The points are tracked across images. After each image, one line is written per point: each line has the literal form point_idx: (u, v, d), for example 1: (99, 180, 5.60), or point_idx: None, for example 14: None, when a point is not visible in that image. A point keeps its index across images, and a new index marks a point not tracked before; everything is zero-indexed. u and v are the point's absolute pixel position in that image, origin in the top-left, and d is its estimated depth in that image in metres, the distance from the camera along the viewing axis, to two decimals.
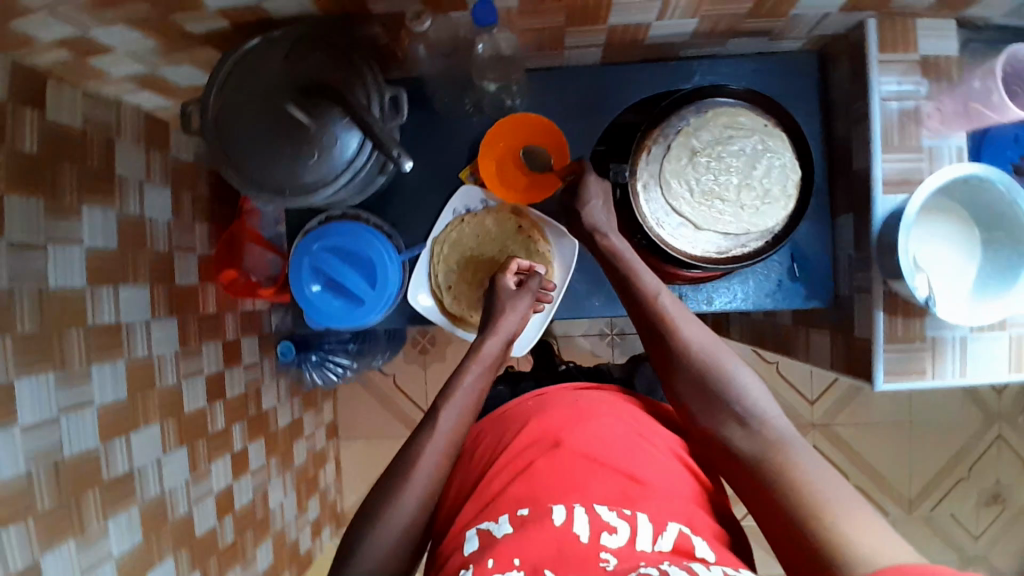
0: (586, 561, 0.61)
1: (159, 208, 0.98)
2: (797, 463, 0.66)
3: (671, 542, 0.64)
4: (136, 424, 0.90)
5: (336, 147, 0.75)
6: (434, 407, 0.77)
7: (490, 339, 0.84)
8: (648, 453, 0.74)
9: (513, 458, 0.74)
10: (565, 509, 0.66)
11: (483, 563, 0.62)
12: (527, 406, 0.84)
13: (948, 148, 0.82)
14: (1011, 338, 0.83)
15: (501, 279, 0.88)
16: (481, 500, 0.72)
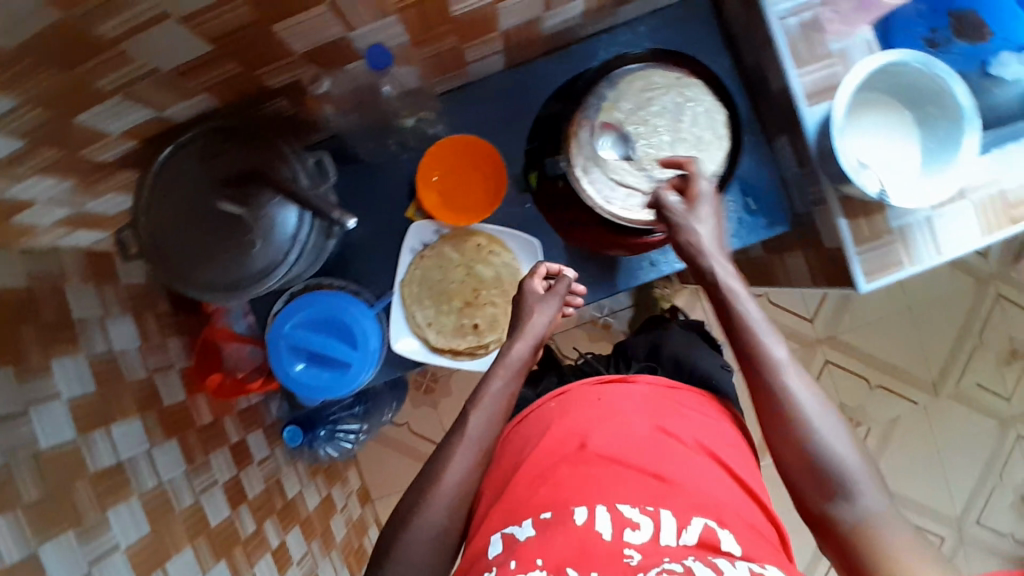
0: (610, 558, 0.62)
1: (126, 338, 0.95)
2: (881, 534, 0.64)
3: (694, 536, 0.65)
4: (168, 553, 0.88)
5: (276, 228, 0.74)
6: (462, 412, 0.78)
7: (519, 343, 0.83)
8: (670, 441, 0.76)
9: (537, 466, 0.75)
10: (587, 509, 0.67)
11: (507, 565, 0.64)
12: (548, 408, 0.83)
13: (857, 45, 0.83)
14: (974, 205, 0.84)
15: (529, 282, 0.87)
16: (506, 503, 0.72)
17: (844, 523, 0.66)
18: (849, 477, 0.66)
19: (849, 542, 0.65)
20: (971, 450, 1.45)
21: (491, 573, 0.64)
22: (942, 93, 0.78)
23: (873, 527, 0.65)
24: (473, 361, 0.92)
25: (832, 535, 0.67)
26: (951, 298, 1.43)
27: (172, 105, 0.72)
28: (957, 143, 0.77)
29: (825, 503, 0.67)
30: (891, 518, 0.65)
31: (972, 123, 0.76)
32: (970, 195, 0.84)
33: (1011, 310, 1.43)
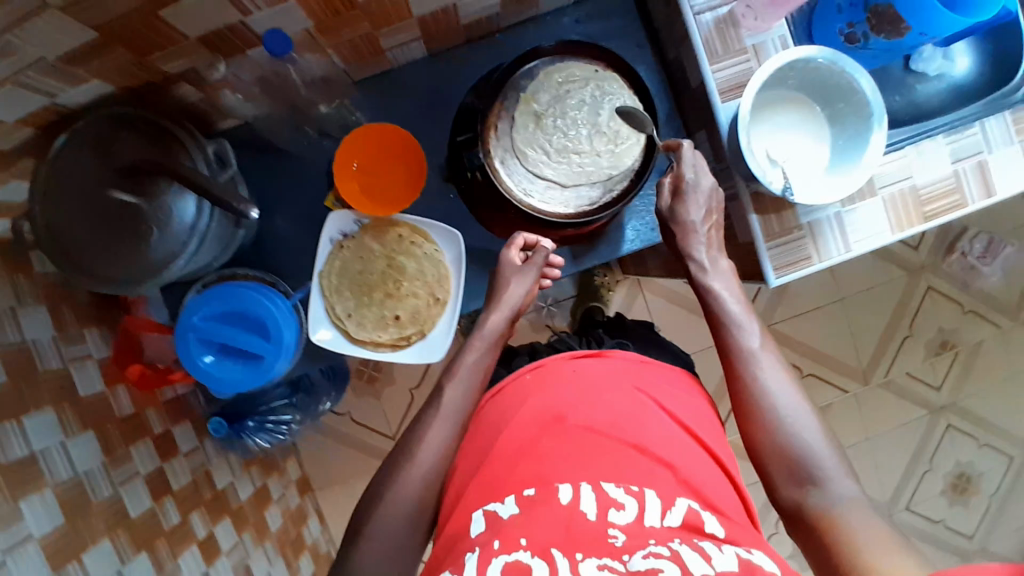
0: (594, 538, 0.62)
1: (39, 327, 0.92)
2: (847, 517, 0.66)
3: (679, 517, 0.65)
4: (84, 545, 0.87)
5: (173, 217, 0.74)
6: (439, 385, 0.83)
7: (494, 313, 0.88)
8: (648, 415, 0.76)
9: (517, 441, 0.74)
10: (572, 489, 0.66)
11: (490, 545, 0.61)
12: (526, 380, 0.82)
13: (772, 41, 0.84)
14: (884, 200, 0.85)
15: (506, 253, 0.90)
16: (485, 481, 0.71)
17: (813, 509, 0.67)
18: (817, 465, 0.70)
19: (818, 532, 0.66)
20: (902, 438, 1.49)
21: (471, 554, 0.62)
22: (851, 90, 0.77)
23: (843, 512, 0.66)
24: (395, 353, 0.91)
25: (799, 523, 0.68)
26: (885, 290, 1.46)
27: (65, 90, 0.69)
28: (864, 141, 0.77)
29: (795, 491, 0.69)
30: (857, 506, 0.66)
31: (878, 121, 0.76)
32: (881, 190, 0.85)
33: (941, 302, 1.47)
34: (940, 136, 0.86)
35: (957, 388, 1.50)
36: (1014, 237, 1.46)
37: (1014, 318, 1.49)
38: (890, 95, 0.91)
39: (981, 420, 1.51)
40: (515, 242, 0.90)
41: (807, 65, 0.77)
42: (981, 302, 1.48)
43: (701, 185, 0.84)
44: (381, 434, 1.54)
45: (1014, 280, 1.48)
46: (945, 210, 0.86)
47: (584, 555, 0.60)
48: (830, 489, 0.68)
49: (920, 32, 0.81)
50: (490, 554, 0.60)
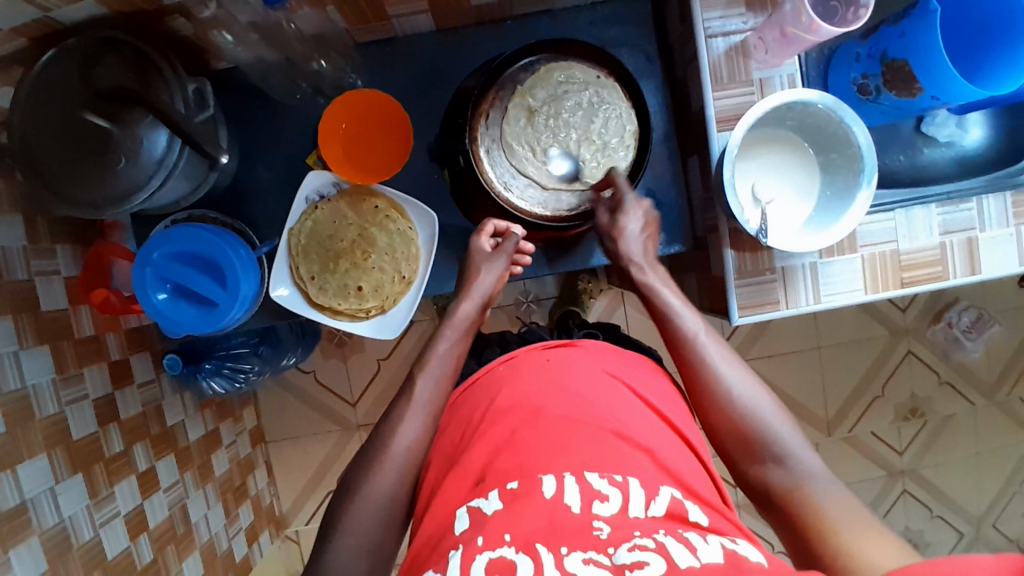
0: (578, 531, 0.60)
1: (10, 235, 0.93)
2: (808, 487, 0.66)
3: (663, 507, 0.64)
4: (20, 457, 0.88)
5: (144, 149, 0.73)
6: (411, 376, 0.82)
7: (464, 303, 0.87)
8: (623, 405, 0.75)
9: (495, 433, 0.73)
10: (555, 481, 0.65)
11: (474, 542, 0.60)
12: (497, 372, 0.81)
13: (780, 77, 0.82)
14: (863, 259, 0.84)
15: (477, 240, 0.88)
16: (466, 478, 0.70)
17: (776, 485, 0.68)
18: (777, 443, 0.70)
19: (787, 507, 0.66)
20: (857, 497, 1.47)
21: (455, 551, 0.61)
22: (847, 141, 0.76)
23: (807, 482, 0.66)
24: (352, 323, 0.90)
25: (768, 502, 0.68)
26: (864, 346, 1.45)
27: (59, 6, 0.69)
28: (850, 197, 0.76)
29: (760, 471, 0.70)
30: (824, 478, 0.67)
31: (868, 180, 0.74)
32: (862, 249, 0.84)
33: (919, 367, 1.46)
34: (934, 205, 0.84)
35: (920, 456, 1.49)
36: (1003, 317, 1.45)
37: (988, 397, 1.49)
38: (895, 155, 0.89)
39: (938, 492, 1.49)
40: (486, 229, 0.88)
41: (809, 109, 0.76)
42: (959, 375, 1.47)
43: (628, 203, 0.84)
44: (342, 399, 1.55)
45: (995, 359, 1.48)
46: (924, 280, 0.85)
47: (568, 548, 0.58)
48: (796, 465, 0.68)
49: (931, 95, 0.78)
50: (474, 551, 0.59)
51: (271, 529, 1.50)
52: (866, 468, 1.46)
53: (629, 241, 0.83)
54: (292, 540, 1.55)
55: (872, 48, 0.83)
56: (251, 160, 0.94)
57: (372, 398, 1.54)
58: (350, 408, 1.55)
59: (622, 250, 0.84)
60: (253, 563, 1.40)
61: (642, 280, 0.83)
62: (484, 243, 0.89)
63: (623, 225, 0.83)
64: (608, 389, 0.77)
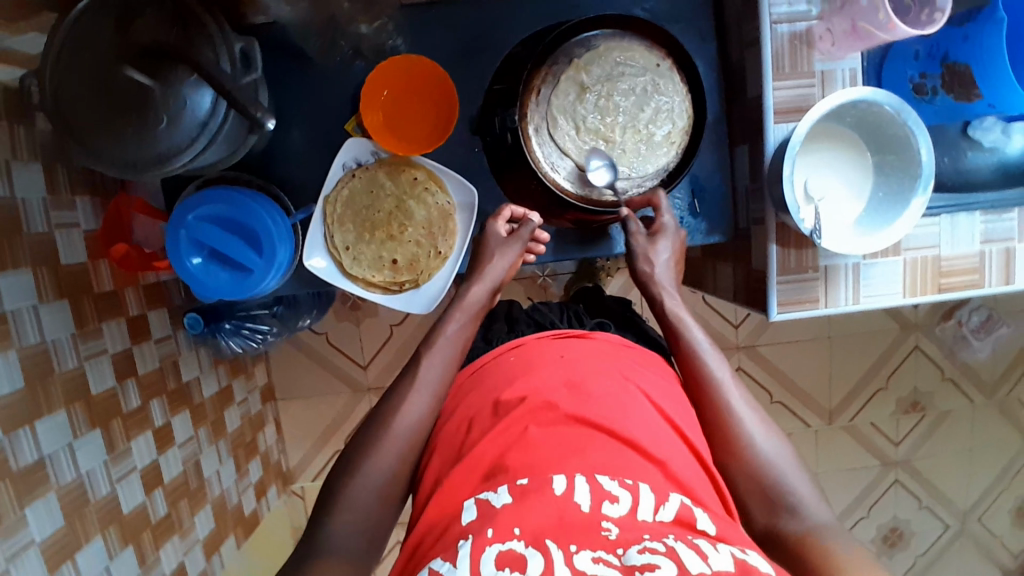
0: (586, 530, 0.55)
1: (31, 186, 0.89)
2: (832, 543, 0.61)
3: (671, 513, 0.58)
4: (38, 413, 0.87)
5: (188, 108, 0.69)
6: (416, 357, 0.78)
7: (476, 286, 0.84)
8: (635, 404, 0.69)
9: (502, 429, 0.67)
10: (566, 479, 0.59)
11: (482, 534, 0.55)
12: (509, 362, 0.77)
13: (841, 71, 0.80)
14: (905, 261, 0.84)
15: (491, 225, 0.88)
16: (476, 469, 0.64)
17: (785, 534, 0.64)
18: (791, 492, 0.67)
19: (794, 555, 0.62)
20: (851, 484, 1.51)
21: (463, 542, 0.55)
22: (908, 145, 0.75)
23: (821, 535, 0.62)
24: (386, 296, 0.90)
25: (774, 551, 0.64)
26: (875, 339, 1.47)
27: None
28: (904, 202, 0.76)
29: (770, 519, 0.66)
30: (837, 529, 0.63)
31: (924, 187, 0.74)
32: (905, 252, 0.84)
33: (924, 363, 1.49)
34: (978, 212, 0.85)
35: (915, 449, 1.52)
36: (1012, 318, 1.47)
37: (987, 396, 1.52)
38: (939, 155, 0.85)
39: (928, 483, 1.54)
40: (502, 214, 0.88)
41: (872, 108, 0.74)
42: (961, 374, 1.50)
43: (666, 229, 0.84)
44: (352, 362, 1.54)
45: (998, 360, 1.51)
46: (959, 287, 0.86)
47: (578, 547, 0.53)
48: (812, 519, 0.64)
49: (989, 102, 0.83)
50: (482, 544, 0.54)
51: (278, 484, 1.52)
52: (862, 457, 1.50)
53: (657, 263, 0.83)
54: (297, 496, 1.57)
55: (932, 48, 0.85)
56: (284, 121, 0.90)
57: (383, 363, 1.54)
58: (360, 370, 1.54)
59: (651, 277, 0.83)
60: (260, 517, 1.43)
61: (669, 308, 0.81)
62: (499, 228, 0.88)
63: (655, 250, 0.83)
64: (621, 390, 0.71)
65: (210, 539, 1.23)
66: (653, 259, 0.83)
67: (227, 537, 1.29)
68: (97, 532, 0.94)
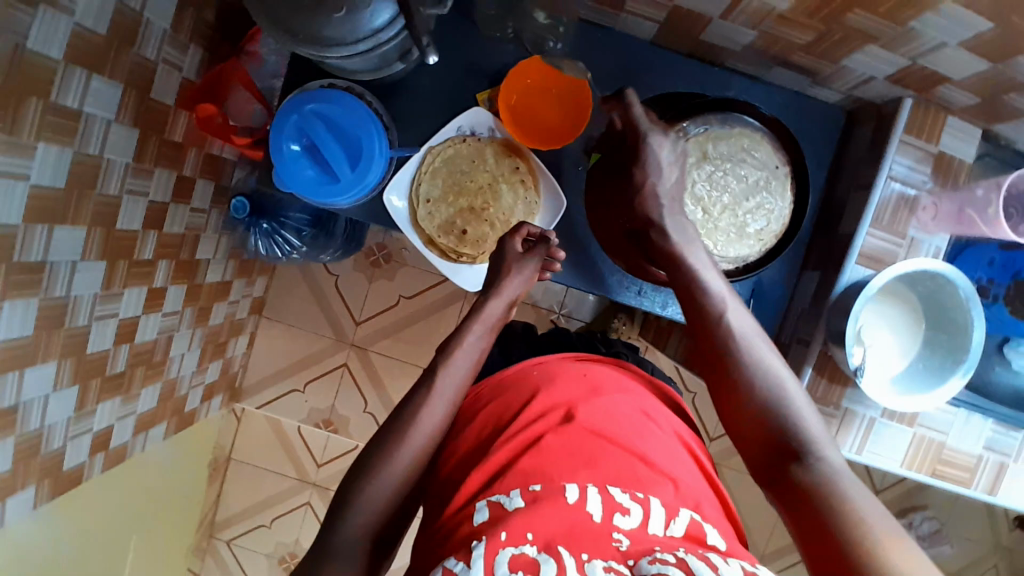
0: (598, 538, 0.62)
1: (160, 13, 0.94)
2: (841, 486, 0.61)
3: (682, 528, 0.65)
4: (64, 218, 0.85)
5: (367, 11, 0.71)
6: (429, 371, 0.79)
7: (493, 301, 0.84)
8: (649, 432, 0.76)
9: (521, 432, 0.73)
10: (578, 488, 0.66)
11: (497, 535, 0.61)
12: (531, 375, 0.83)
13: (928, 246, 0.85)
14: (914, 435, 0.88)
15: (507, 244, 0.87)
16: (490, 468, 0.70)
17: (792, 472, 0.64)
18: (800, 434, 0.66)
19: (800, 496, 0.62)
20: None
21: (477, 541, 0.61)
22: (962, 330, 0.79)
23: (828, 479, 0.61)
24: (440, 259, 0.91)
25: (779, 483, 0.64)
26: None
27: None
28: (942, 379, 0.80)
29: (778, 461, 0.66)
30: (846, 473, 0.62)
31: (965, 370, 0.78)
32: (918, 426, 0.88)
33: None
34: (991, 420, 0.90)
35: None
36: (956, 539, 1.51)
37: None
38: None
39: None
40: (519, 232, 0.88)
41: (938, 279, 0.80)
42: None
43: (653, 142, 0.83)
44: (348, 313, 1.53)
45: None
46: (951, 479, 0.90)
47: (589, 556, 0.60)
48: (823, 463, 0.63)
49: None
50: (497, 545, 0.59)
51: (225, 396, 1.48)
52: None
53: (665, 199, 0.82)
54: (234, 415, 1.54)
55: (1007, 261, 0.91)
56: None
57: (376, 326, 1.53)
58: (351, 323, 1.53)
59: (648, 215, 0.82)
60: (195, 419, 1.39)
61: (677, 252, 0.79)
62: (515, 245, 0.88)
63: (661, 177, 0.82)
64: (638, 416, 0.78)
65: (145, 416, 1.20)
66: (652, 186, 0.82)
67: (159, 423, 1.25)
68: (54, 358, 0.91)
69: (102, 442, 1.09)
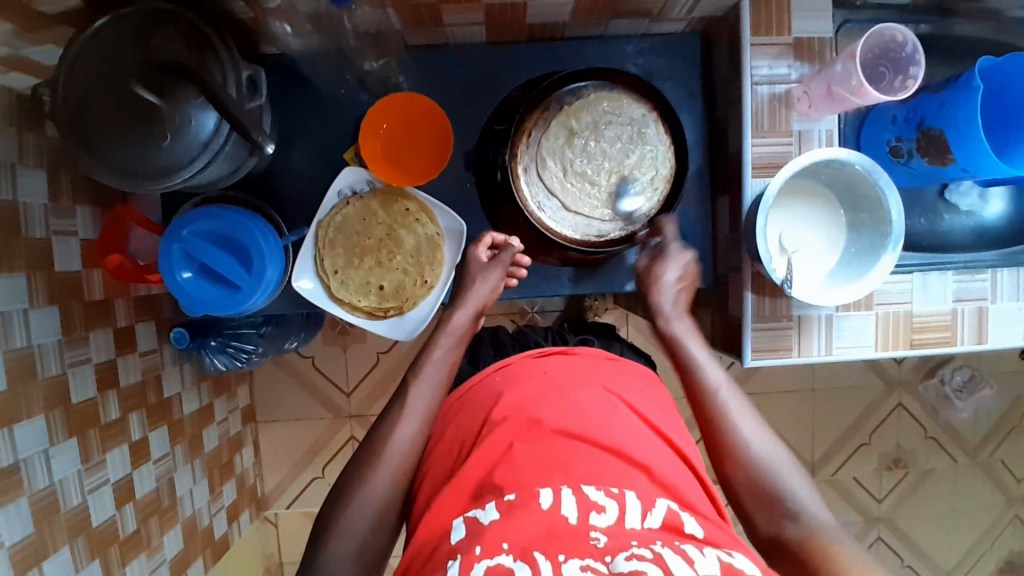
0: (574, 539, 0.57)
1: (35, 191, 0.91)
2: (840, 552, 0.63)
3: (659, 519, 0.61)
4: (18, 415, 0.86)
5: (191, 127, 0.72)
6: (404, 384, 0.80)
7: (460, 310, 0.86)
8: (618, 419, 0.72)
9: (487, 445, 0.69)
10: (552, 492, 0.61)
11: (471, 551, 0.57)
12: (493, 379, 0.79)
13: (818, 131, 0.85)
14: (877, 316, 0.87)
15: (473, 250, 0.90)
16: (462, 488, 0.67)
17: (795, 543, 0.66)
18: (792, 499, 0.69)
19: (803, 562, 0.64)
20: None
21: (453, 560, 0.58)
22: (878, 204, 0.78)
23: (824, 543, 0.65)
24: (368, 320, 0.91)
25: (783, 557, 0.67)
26: (859, 394, 1.47)
27: None
28: (875, 257, 0.79)
29: (771, 526, 0.68)
30: (841, 536, 0.65)
31: (893, 245, 0.77)
32: (877, 306, 0.87)
33: (907, 420, 1.49)
34: (951, 272, 0.88)
35: (898, 508, 1.51)
36: (994, 381, 1.47)
37: (971, 456, 1.51)
38: (917, 217, 0.92)
39: (911, 543, 1.51)
40: (484, 240, 0.90)
41: (842, 165, 0.78)
42: (945, 433, 1.49)
43: (670, 253, 0.89)
44: (337, 388, 1.55)
45: (980, 421, 1.50)
46: (933, 343, 0.88)
47: (566, 555, 0.55)
48: (816, 522, 0.67)
49: (962, 167, 0.81)
50: (471, 562, 0.56)
51: (252, 508, 1.51)
52: (845, 513, 1.48)
53: (658, 288, 0.88)
54: (269, 522, 1.56)
55: (910, 113, 0.85)
56: (287, 147, 0.94)
57: (367, 388, 1.54)
58: (344, 396, 1.55)
59: (655, 304, 0.87)
60: (230, 541, 1.40)
61: (670, 331, 0.85)
62: (480, 253, 0.91)
63: (660, 271, 0.88)
64: (601, 401, 0.74)
65: (177, 560, 1.20)
66: (657, 282, 0.88)
67: (195, 559, 1.27)
68: (65, 543, 0.93)
69: None
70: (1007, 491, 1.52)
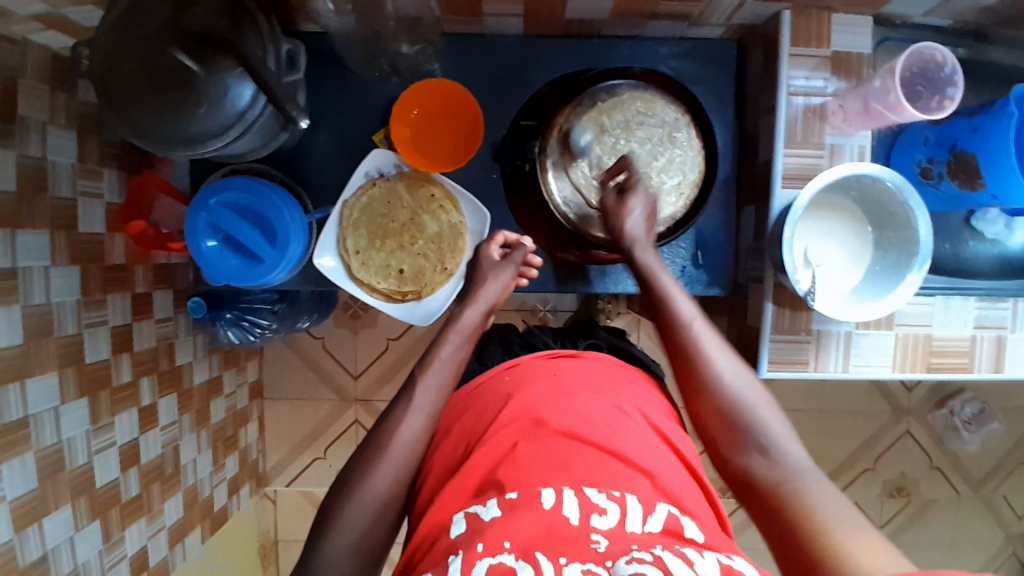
0: (575, 542, 0.57)
1: (64, 152, 0.92)
2: (803, 486, 0.63)
3: (660, 522, 0.60)
4: (32, 371, 0.87)
5: (228, 98, 0.72)
6: (411, 379, 0.79)
7: (469, 309, 0.85)
8: (624, 423, 0.71)
9: (492, 442, 0.69)
10: (554, 493, 0.61)
11: (472, 548, 0.57)
12: (502, 379, 0.79)
13: (851, 146, 0.84)
14: (897, 336, 0.86)
15: (485, 249, 0.90)
16: (465, 483, 0.66)
17: (761, 478, 0.66)
18: (765, 434, 0.69)
19: (766, 496, 0.64)
20: None
21: (453, 556, 0.57)
22: (907, 224, 0.78)
23: (790, 478, 0.64)
24: (386, 303, 0.92)
25: (749, 491, 0.67)
26: (866, 417, 1.46)
27: None
28: (900, 276, 0.78)
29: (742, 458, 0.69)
30: (808, 471, 0.65)
31: (919, 265, 0.77)
32: (898, 326, 0.86)
33: (913, 447, 1.47)
34: (974, 298, 0.87)
35: (898, 535, 1.49)
36: (1004, 414, 1.46)
37: (974, 489, 1.49)
38: (941, 241, 0.91)
39: None
40: (496, 239, 0.91)
41: (875, 182, 0.78)
42: (950, 463, 1.48)
43: (637, 188, 0.84)
44: (345, 370, 1.55)
45: (986, 454, 1.49)
46: (949, 367, 0.87)
47: (567, 559, 0.55)
48: (784, 457, 0.67)
49: (991, 194, 0.80)
50: (472, 558, 0.56)
51: (252, 484, 1.51)
52: None
53: (631, 215, 0.83)
54: (268, 499, 1.57)
55: (942, 136, 0.85)
56: (316, 125, 0.95)
57: (374, 373, 1.55)
58: (350, 379, 1.55)
59: (626, 234, 0.83)
60: (229, 514, 1.41)
61: (641, 261, 0.82)
62: (492, 252, 0.91)
63: (627, 207, 0.83)
64: (606, 405, 0.72)
65: (176, 528, 1.21)
66: (624, 213, 0.83)
67: (193, 529, 1.27)
68: (67, 501, 0.93)
69: (140, 564, 1.11)
70: (1008, 527, 1.51)
